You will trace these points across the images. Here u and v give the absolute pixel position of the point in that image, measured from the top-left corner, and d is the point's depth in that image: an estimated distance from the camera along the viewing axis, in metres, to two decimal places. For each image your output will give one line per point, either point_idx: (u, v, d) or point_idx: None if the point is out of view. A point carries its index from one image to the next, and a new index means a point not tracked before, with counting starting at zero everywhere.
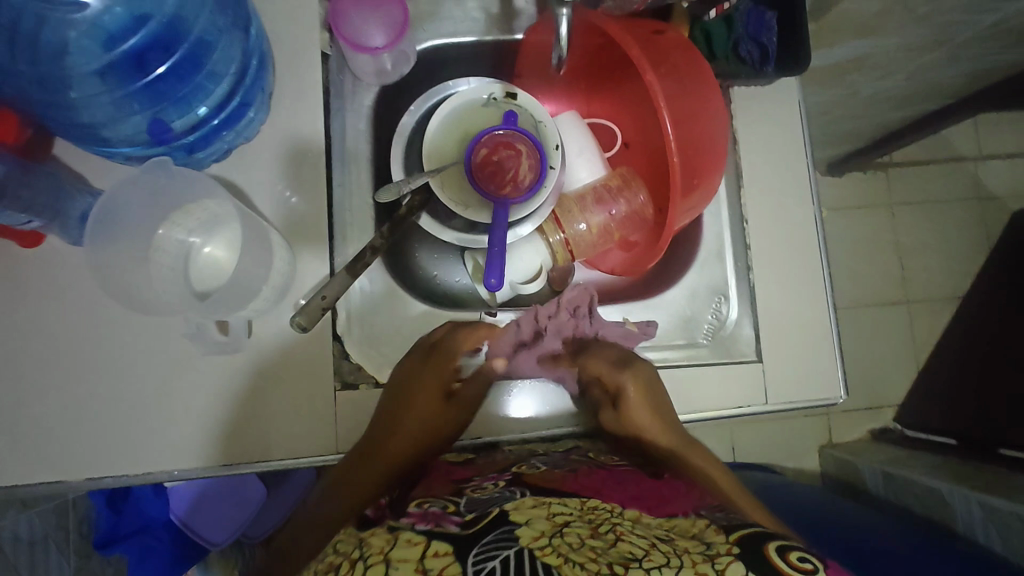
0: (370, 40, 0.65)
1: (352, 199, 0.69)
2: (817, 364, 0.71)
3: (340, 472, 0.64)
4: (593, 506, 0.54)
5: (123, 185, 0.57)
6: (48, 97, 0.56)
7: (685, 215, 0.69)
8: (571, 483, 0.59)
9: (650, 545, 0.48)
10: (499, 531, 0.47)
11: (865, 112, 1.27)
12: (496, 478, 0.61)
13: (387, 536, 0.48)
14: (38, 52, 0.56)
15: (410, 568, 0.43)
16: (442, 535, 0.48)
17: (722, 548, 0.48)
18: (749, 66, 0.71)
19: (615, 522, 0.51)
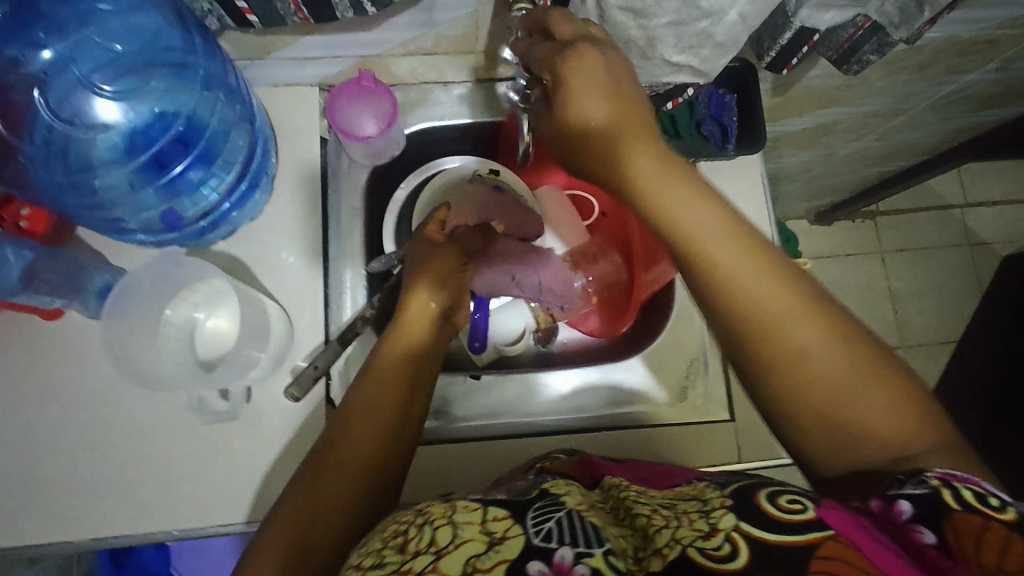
0: (361, 129, 0.71)
1: (346, 269, 0.74)
2: None
3: (359, 397, 0.55)
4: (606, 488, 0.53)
5: (137, 271, 0.64)
6: (80, 202, 0.63)
7: (650, 282, 0.76)
8: (591, 475, 0.58)
9: (653, 509, 0.47)
10: (547, 499, 0.48)
11: (844, 168, 1.33)
12: (524, 475, 0.61)
13: (443, 505, 0.47)
14: (70, 164, 0.63)
15: (474, 531, 0.43)
16: (498, 501, 0.47)
17: (718, 501, 0.45)
18: (712, 144, 0.77)
19: (622, 492, 0.51)
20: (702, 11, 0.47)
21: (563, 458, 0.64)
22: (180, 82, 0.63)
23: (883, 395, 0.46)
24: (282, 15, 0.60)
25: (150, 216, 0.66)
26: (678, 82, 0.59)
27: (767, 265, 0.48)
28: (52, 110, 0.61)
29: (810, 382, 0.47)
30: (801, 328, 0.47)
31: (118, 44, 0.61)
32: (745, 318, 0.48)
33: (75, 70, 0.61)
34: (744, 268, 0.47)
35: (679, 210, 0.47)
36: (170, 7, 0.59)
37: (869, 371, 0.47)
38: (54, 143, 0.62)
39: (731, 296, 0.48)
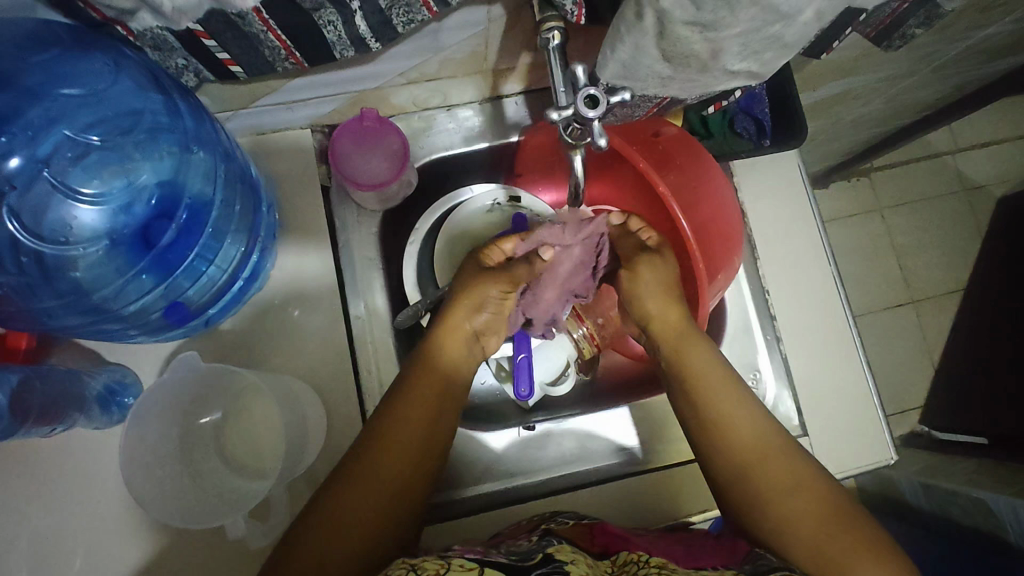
0: (374, 176, 0.64)
1: (372, 328, 0.68)
2: (863, 428, 0.69)
3: (397, 407, 0.56)
4: (624, 561, 0.51)
5: (149, 392, 0.58)
6: (83, 318, 0.55)
7: (712, 300, 0.67)
8: (604, 539, 0.56)
9: None
10: (552, 568, 0.44)
11: (847, 133, 1.28)
12: (529, 534, 0.57)
13: (438, 562, 0.44)
14: (57, 286, 0.53)
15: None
16: (492, 564, 0.45)
17: None
18: (746, 140, 0.73)
19: (644, 573, 0.48)
20: (780, 16, 0.40)
21: (569, 523, 0.59)
22: (165, 154, 0.54)
23: (852, 535, 0.50)
24: (269, 61, 0.52)
25: (154, 314, 0.58)
26: (729, 88, 0.52)
27: (755, 426, 0.57)
28: (26, 226, 0.51)
29: (765, 476, 0.54)
30: (768, 463, 0.54)
31: (98, 136, 0.52)
32: (726, 445, 0.56)
33: (50, 174, 0.51)
34: (745, 422, 0.57)
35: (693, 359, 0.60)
36: (141, 71, 0.50)
37: (839, 527, 0.51)
38: (29, 265, 0.52)
39: (722, 431, 0.56)
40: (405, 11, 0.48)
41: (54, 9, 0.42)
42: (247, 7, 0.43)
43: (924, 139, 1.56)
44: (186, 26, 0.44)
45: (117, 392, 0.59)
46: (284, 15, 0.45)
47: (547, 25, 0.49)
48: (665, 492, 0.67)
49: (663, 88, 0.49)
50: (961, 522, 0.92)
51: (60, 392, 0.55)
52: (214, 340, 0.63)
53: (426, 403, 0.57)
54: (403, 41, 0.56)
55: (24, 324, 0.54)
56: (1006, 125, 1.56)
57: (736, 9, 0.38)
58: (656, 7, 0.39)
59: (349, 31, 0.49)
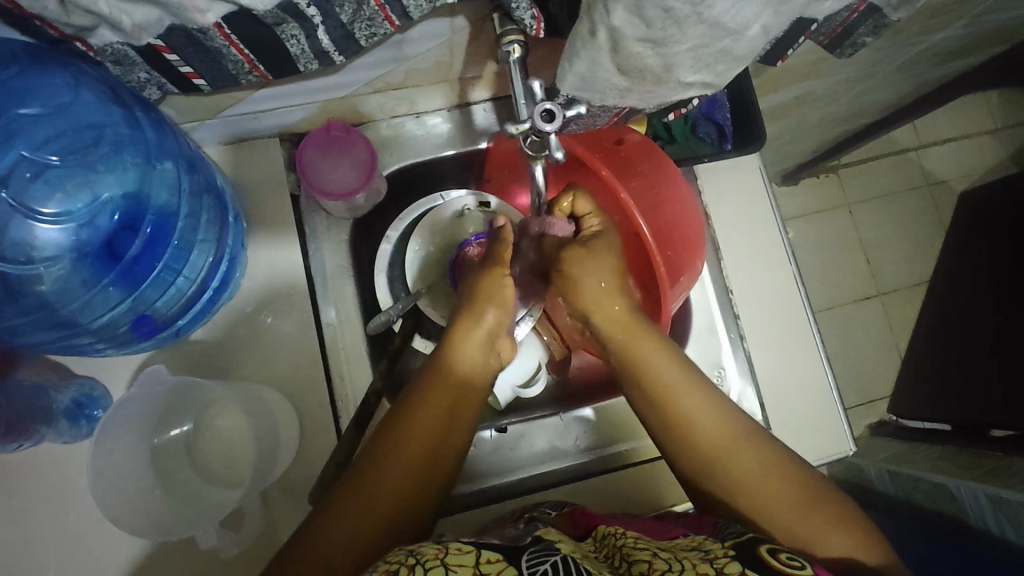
0: (341, 185, 0.65)
1: (343, 334, 0.68)
2: (824, 420, 0.72)
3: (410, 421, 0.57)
4: (603, 534, 0.55)
5: (109, 420, 0.57)
6: (49, 337, 0.55)
7: (676, 301, 0.68)
8: (584, 523, 0.59)
9: (652, 554, 0.48)
10: (541, 544, 0.46)
11: (813, 132, 1.31)
12: (515, 522, 0.58)
13: (436, 545, 0.45)
14: (22, 304, 0.53)
15: (467, 573, 0.41)
16: (491, 546, 0.46)
17: (719, 552, 0.47)
18: (710, 144, 0.75)
19: (620, 543, 0.51)
20: (727, 32, 0.42)
21: (552, 512, 0.62)
22: (129, 166, 0.54)
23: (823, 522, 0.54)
24: (233, 74, 0.52)
25: (122, 329, 0.58)
26: (686, 97, 0.53)
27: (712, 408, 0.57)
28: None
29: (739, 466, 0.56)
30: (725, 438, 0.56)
31: (58, 156, 0.52)
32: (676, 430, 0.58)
33: (9, 196, 0.52)
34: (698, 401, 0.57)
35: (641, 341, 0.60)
36: (100, 87, 0.50)
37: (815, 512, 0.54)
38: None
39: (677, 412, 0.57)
40: (368, 24, 0.49)
41: (11, 28, 0.42)
42: (209, 22, 0.43)
43: (888, 136, 1.60)
44: (147, 41, 0.45)
45: (86, 404, 0.59)
46: (248, 30, 0.46)
47: (507, 39, 0.51)
48: (639, 486, 0.70)
49: (622, 99, 0.51)
50: (924, 508, 0.96)
51: (28, 407, 0.55)
52: (184, 351, 0.63)
53: (441, 397, 0.58)
54: (367, 52, 0.57)
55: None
56: (964, 121, 1.61)
57: (685, 26, 0.40)
58: (609, 25, 0.40)
59: (313, 44, 0.50)
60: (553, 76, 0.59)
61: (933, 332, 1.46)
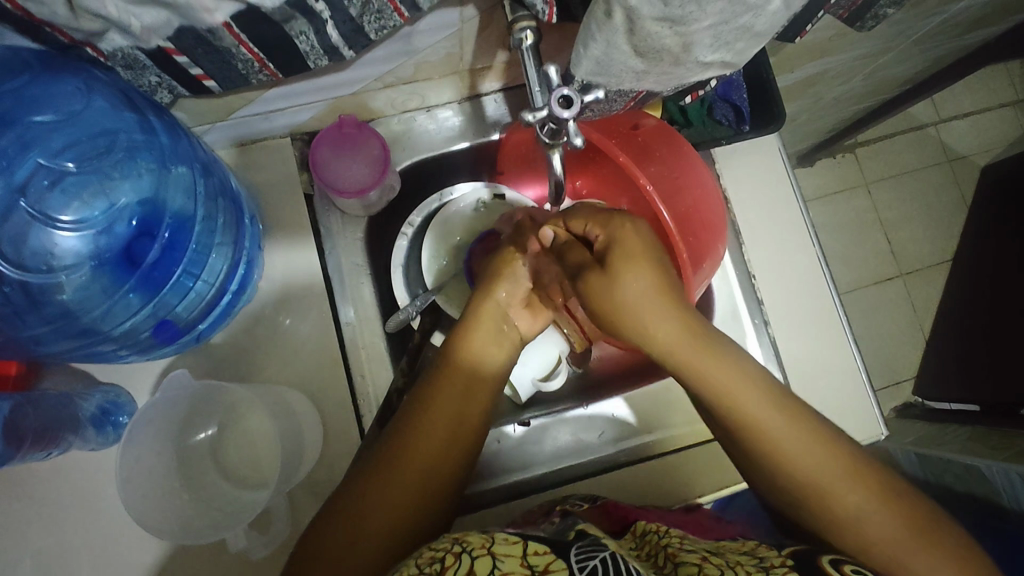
0: (354, 183, 0.64)
1: (362, 333, 0.68)
2: (852, 405, 0.71)
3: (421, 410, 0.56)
4: (643, 532, 0.54)
5: (133, 428, 0.57)
6: (71, 343, 0.55)
7: (700, 288, 0.67)
8: (620, 519, 0.58)
9: (700, 557, 0.47)
10: (585, 538, 0.46)
11: (829, 110, 1.27)
12: (550, 519, 0.58)
13: (482, 537, 0.44)
14: (45, 311, 0.54)
15: (516, 564, 0.40)
16: (537, 538, 0.45)
17: (776, 561, 0.46)
18: (727, 127, 0.73)
19: (667, 544, 0.50)
20: (746, 7, 0.40)
21: (586, 506, 0.61)
22: (145, 172, 0.54)
23: (918, 539, 0.50)
24: (243, 74, 0.52)
25: (144, 334, 0.58)
26: (704, 77, 0.52)
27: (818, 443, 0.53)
28: (9, 257, 0.52)
29: (848, 502, 0.51)
30: (831, 476, 0.52)
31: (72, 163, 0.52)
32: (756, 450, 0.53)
33: (25, 205, 0.52)
34: (772, 424, 0.53)
35: (724, 381, 0.53)
36: (111, 91, 0.49)
37: (912, 537, 0.50)
38: (15, 294, 0.52)
39: (772, 450, 0.53)
40: (377, 17, 0.48)
41: (21, 35, 0.42)
42: (217, 22, 0.43)
43: (905, 113, 1.56)
44: (157, 44, 0.44)
45: (111, 411, 0.59)
46: (256, 27, 0.45)
47: (519, 25, 0.50)
48: (668, 477, 0.69)
49: (638, 82, 0.50)
50: (957, 491, 0.94)
51: (55, 417, 0.56)
52: (206, 353, 0.63)
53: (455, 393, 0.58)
54: (375, 46, 0.56)
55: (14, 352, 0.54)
56: (981, 94, 1.57)
57: (703, 3, 0.38)
58: (625, 5, 0.39)
59: (322, 40, 0.49)
60: (566, 62, 0.58)
61: (960, 310, 1.42)
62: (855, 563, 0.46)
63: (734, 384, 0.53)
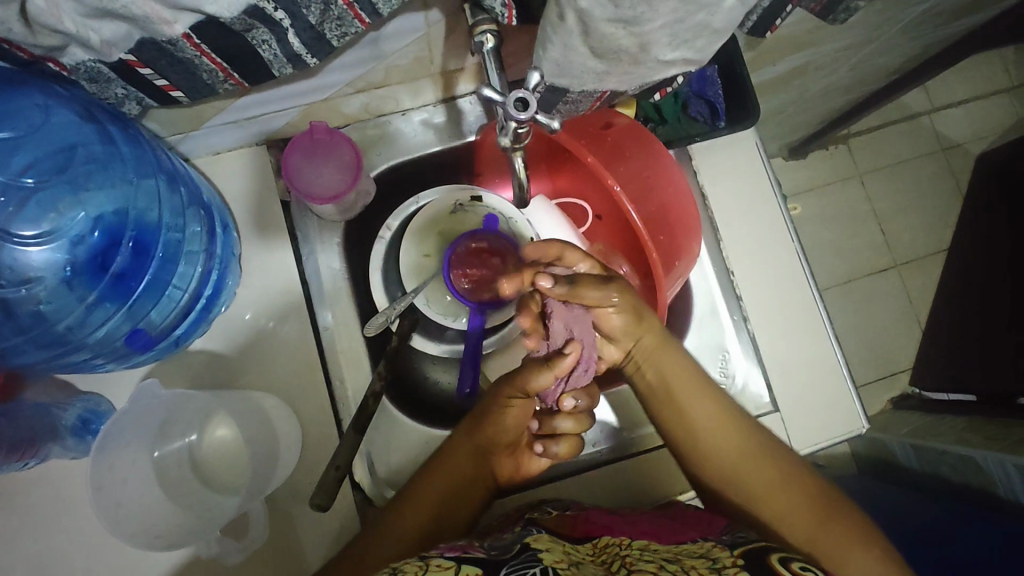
0: (328, 189, 0.64)
1: (341, 337, 0.68)
2: (832, 399, 0.71)
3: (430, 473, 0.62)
4: (605, 545, 0.55)
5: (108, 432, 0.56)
6: (46, 353, 0.56)
7: (674, 286, 0.68)
8: (584, 524, 0.60)
9: (658, 566, 0.49)
10: (525, 558, 0.48)
11: (816, 102, 1.27)
12: (513, 527, 0.60)
13: (418, 563, 0.46)
14: (20, 321, 0.55)
15: None
16: (474, 562, 0.47)
17: (727, 562, 0.48)
18: (702, 123, 0.72)
19: (625, 554, 0.53)
20: (700, 5, 0.40)
21: (553, 513, 0.62)
22: (112, 183, 0.56)
23: (849, 535, 0.56)
24: (209, 84, 0.52)
25: (119, 342, 0.59)
26: (669, 75, 0.52)
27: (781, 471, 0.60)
28: None
29: (801, 529, 0.57)
30: (775, 488, 0.59)
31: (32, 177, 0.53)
32: (710, 462, 0.61)
33: None
34: (720, 433, 0.61)
35: (684, 397, 0.62)
36: (71, 106, 0.51)
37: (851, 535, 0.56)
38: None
39: (717, 453, 0.61)
40: (338, 24, 0.48)
41: None
42: (177, 33, 0.43)
43: (897, 102, 1.55)
44: (119, 57, 0.45)
45: (91, 420, 0.60)
46: (217, 39, 0.45)
47: (479, 29, 0.50)
48: (649, 475, 0.70)
49: (601, 82, 0.50)
50: (953, 481, 0.95)
51: (31, 429, 0.57)
52: (185, 361, 0.63)
53: (459, 465, 0.63)
54: (343, 52, 0.56)
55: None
56: (974, 82, 1.56)
57: (654, 3, 0.38)
58: (576, 8, 0.39)
59: (285, 49, 0.49)
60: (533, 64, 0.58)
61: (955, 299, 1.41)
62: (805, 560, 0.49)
63: (694, 397, 0.62)
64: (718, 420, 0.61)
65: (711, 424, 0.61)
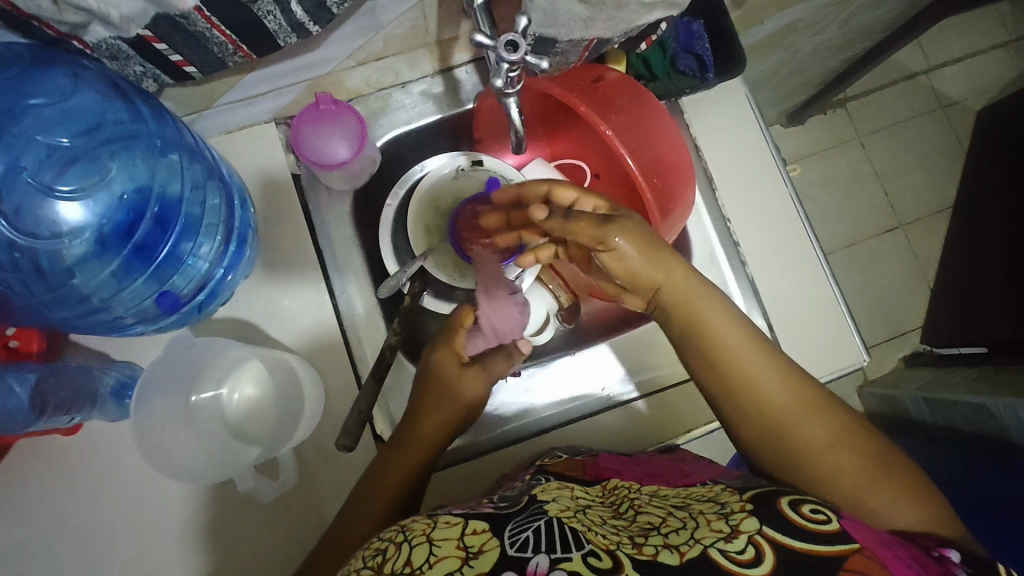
0: (335, 154, 0.67)
1: (356, 300, 0.72)
2: (832, 335, 0.73)
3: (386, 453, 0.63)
4: (613, 487, 0.59)
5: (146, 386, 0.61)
6: (80, 311, 0.61)
7: (671, 234, 0.70)
8: (592, 469, 0.63)
9: (666, 513, 0.53)
10: (531, 508, 0.51)
11: (809, 63, 1.28)
12: (524, 474, 0.64)
13: (427, 519, 0.50)
14: (51, 279, 0.59)
15: (452, 545, 0.46)
16: (480, 516, 0.50)
17: (735, 507, 0.51)
18: (691, 76, 0.75)
19: (633, 497, 0.56)
20: None
21: (563, 457, 0.66)
22: (139, 160, 0.59)
23: (896, 486, 0.55)
24: (220, 58, 0.56)
25: (148, 304, 0.63)
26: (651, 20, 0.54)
27: (839, 419, 0.56)
28: (20, 229, 0.56)
29: (846, 480, 0.55)
30: (813, 426, 0.56)
31: (66, 138, 0.57)
32: (752, 412, 0.57)
33: (27, 177, 0.55)
34: (771, 380, 0.57)
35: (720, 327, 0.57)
36: (101, 81, 0.55)
37: (902, 489, 0.55)
38: (25, 264, 0.57)
39: (768, 411, 0.57)
40: None
41: (13, 31, 0.46)
42: (188, 7, 0.46)
43: (893, 62, 1.56)
44: (137, 32, 0.48)
45: (128, 385, 0.64)
46: (226, 10, 0.48)
47: None
48: (658, 417, 0.73)
49: (586, 30, 0.52)
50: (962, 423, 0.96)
51: (77, 387, 0.61)
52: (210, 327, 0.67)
53: (417, 438, 0.64)
54: (342, 22, 0.59)
55: (33, 322, 0.61)
56: (969, 37, 1.56)
57: None
58: None
59: (288, 18, 0.53)
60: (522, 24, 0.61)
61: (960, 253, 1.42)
62: (819, 504, 0.50)
63: (740, 343, 0.57)
64: (763, 361, 0.57)
65: (759, 369, 0.57)
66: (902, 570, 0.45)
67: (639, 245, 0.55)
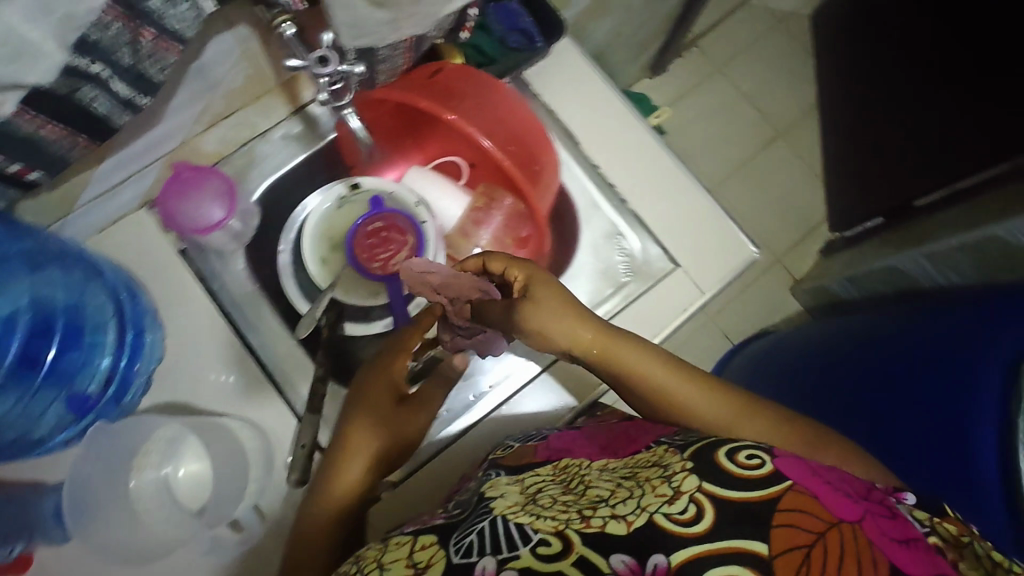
0: (209, 217, 0.68)
1: (276, 347, 0.73)
2: (721, 239, 0.77)
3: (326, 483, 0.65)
4: (564, 466, 0.59)
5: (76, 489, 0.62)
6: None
7: (547, 195, 0.75)
8: (542, 452, 0.64)
9: (615, 485, 0.51)
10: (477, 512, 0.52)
11: (647, 13, 1.37)
12: (476, 474, 0.66)
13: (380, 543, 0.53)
14: None
15: (401, 566, 0.48)
16: (431, 530, 0.53)
17: (677, 465, 0.49)
18: (524, 50, 0.78)
19: (583, 473, 0.56)
20: None
21: (512, 448, 0.68)
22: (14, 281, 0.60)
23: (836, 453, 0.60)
24: (60, 156, 0.56)
25: (58, 413, 0.63)
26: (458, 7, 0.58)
27: (769, 425, 0.60)
28: None
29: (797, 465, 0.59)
30: (754, 426, 0.60)
31: None
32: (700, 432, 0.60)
33: None
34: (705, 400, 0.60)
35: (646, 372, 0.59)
36: None
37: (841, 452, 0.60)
38: None
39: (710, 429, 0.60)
40: (153, 59, 0.53)
41: None
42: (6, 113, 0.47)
43: None
44: None
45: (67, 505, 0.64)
46: (46, 106, 0.49)
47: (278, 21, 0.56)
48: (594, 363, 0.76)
49: (399, 31, 0.56)
50: None
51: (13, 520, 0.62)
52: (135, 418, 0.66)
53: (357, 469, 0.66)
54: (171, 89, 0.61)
55: None
56: None
57: None
58: None
59: (113, 97, 0.54)
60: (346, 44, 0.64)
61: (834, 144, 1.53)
62: (754, 447, 0.49)
63: (668, 377, 0.59)
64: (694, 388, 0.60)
65: (689, 395, 0.60)
66: (834, 498, 0.44)
67: (552, 310, 0.55)
